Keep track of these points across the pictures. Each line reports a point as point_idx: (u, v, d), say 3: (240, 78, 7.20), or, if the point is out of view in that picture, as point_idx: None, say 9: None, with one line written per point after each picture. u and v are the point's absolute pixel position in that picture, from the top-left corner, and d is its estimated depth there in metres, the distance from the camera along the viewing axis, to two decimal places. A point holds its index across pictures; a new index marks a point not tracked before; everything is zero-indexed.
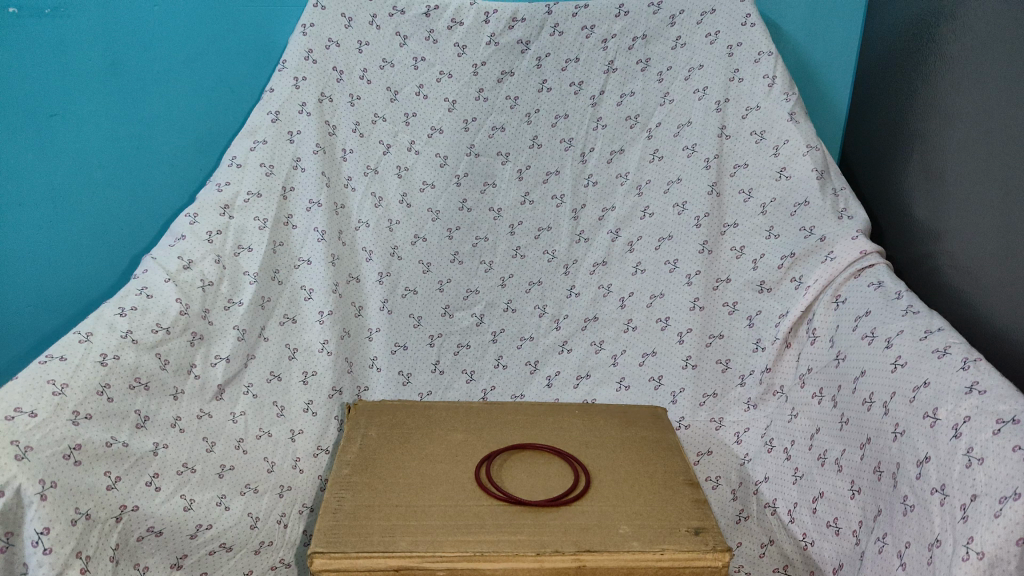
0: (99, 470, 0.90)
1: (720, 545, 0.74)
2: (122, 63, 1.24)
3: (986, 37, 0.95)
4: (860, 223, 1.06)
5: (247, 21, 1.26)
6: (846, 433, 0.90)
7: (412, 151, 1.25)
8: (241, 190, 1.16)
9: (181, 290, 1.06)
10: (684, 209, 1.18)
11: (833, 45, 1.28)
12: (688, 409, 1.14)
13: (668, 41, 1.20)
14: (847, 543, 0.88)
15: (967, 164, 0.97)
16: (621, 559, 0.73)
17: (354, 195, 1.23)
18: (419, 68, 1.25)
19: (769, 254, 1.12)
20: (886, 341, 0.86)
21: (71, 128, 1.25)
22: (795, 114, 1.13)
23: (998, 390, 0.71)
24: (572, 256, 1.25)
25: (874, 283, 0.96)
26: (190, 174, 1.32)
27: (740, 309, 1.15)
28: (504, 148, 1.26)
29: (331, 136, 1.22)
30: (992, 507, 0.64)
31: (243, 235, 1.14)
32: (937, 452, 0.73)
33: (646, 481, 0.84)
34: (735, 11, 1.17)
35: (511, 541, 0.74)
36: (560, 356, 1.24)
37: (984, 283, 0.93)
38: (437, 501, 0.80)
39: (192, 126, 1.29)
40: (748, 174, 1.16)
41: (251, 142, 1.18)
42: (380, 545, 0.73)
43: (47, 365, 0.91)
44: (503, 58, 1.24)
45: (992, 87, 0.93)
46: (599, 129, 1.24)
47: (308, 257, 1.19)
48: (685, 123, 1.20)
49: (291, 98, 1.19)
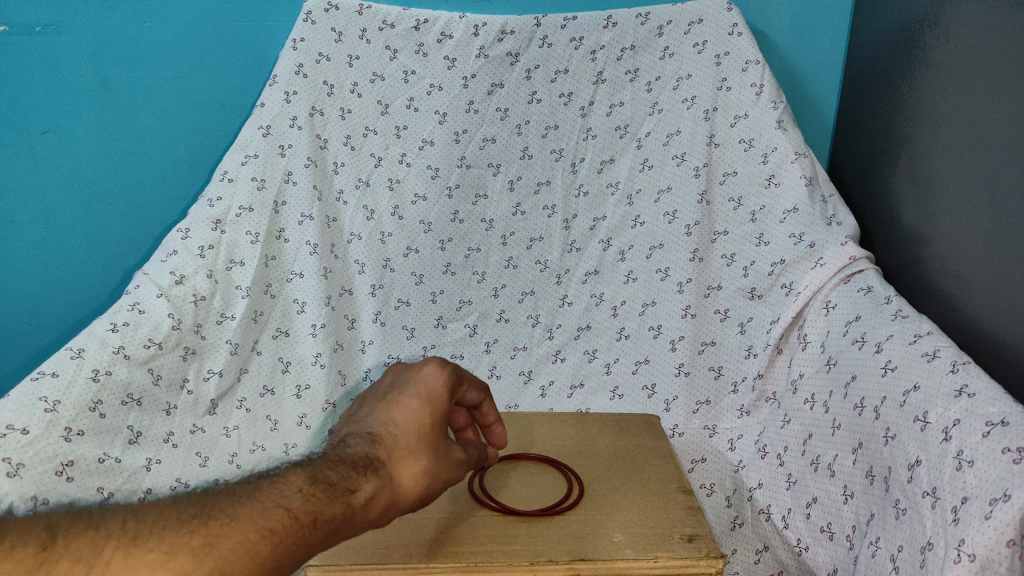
0: (91, 485, 0.99)
1: (714, 551, 0.74)
2: (113, 79, 1.25)
3: (970, 43, 0.96)
4: (848, 229, 1.07)
5: (237, 37, 1.26)
6: (839, 438, 0.90)
7: (403, 163, 1.27)
8: (232, 204, 1.16)
9: (173, 304, 1.08)
10: (674, 218, 1.19)
11: (820, 53, 1.29)
12: (682, 417, 1.15)
13: (656, 51, 1.21)
14: (841, 548, 0.88)
15: (955, 169, 0.98)
16: (615, 567, 0.73)
17: (345, 208, 1.25)
18: (409, 81, 1.26)
19: (760, 261, 1.12)
20: (876, 346, 0.87)
21: (62, 144, 1.26)
22: (784, 122, 1.14)
23: (987, 393, 0.71)
24: (564, 266, 1.25)
25: (863, 288, 0.97)
26: (182, 190, 1.32)
27: (732, 316, 1.15)
28: (495, 159, 1.27)
29: (322, 149, 1.23)
30: (982, 509, 0.65)
31: (235, 250, 1.15)
32: (927, 455, 0.73)
33: (640, 490, 0.84)
34: (721, 21, 1.18)
35: (506, 551, 0.74)
36: (553, 366, 1.24)
37: (973, 288, 0.93)
38: (431, 512, 0.79)
39: (184, 141, 1.30)
40: (738, 182, 1.17)
41: (242, 157, 1.19)
42: (374, 557, 0.72)
43: (39, 382, 0.96)
44: (493, 70, 1.25)
45: (978, 92, 0.94)
46: (589, 139, 1.25)
47: (300, 270, 1.20)
48: (674, 132, 1.21)
49: (281, 112, 1.20)
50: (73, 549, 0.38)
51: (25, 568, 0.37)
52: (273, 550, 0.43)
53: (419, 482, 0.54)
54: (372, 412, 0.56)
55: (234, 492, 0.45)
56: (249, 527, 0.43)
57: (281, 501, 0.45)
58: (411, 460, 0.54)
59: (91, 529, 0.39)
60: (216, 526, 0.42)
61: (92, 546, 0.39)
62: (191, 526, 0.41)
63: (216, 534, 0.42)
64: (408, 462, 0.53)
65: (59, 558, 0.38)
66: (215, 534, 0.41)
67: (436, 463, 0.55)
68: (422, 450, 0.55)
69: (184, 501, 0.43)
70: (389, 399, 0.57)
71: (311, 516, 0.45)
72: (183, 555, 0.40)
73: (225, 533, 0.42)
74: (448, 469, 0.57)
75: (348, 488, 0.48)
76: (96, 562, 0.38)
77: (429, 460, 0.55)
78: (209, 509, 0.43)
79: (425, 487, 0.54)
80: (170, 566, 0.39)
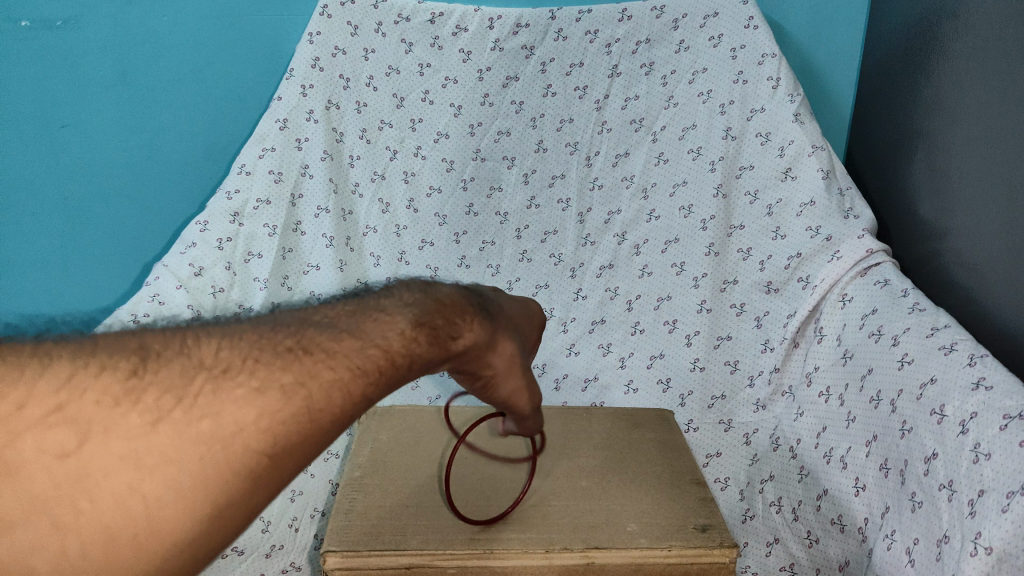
0: None
1: (727, 541, 0.74)
2: (131, 73, 1.25)
3: (988, 34, 0.94)
4: (866, 223, 1.04)
5: (254, 30, 1.26)
6: (852, 431, 0.90)
7: (419, 156, 1.28)
8: (250, 197, 1.19)
9: (192, 296, 1.13)
10: (690, 212, 1.19)
11: (837, 45, 1.29)
12: (696, 412, 1.12)
13: (671, 44, 1.22)
14: (853, 540, 0.86)
15: (972, 162, 0.97)
16: (629, 556, 0.73)
17: (361, 202, 1.27)
18: (424, 74, 1.26)
19: (777, 254, 1.11)
20: (892, 339, 0.87)
21: (81, 138, 1.27)
22: (801, 115, 1.12)
23: (1005, 385, 0.71)
24: (579, 260, 1.26)
25: (880, 281, 0.96)
26: (200, 183, 1.34)
27: (747, 310, 1.13)
28: (510, 153, 1.28)
29: (338, 142, 1.25)
30: (999, 502, 0.64)
31: (253, 242, 1.19)
32: (944, 448, 0.73)
33: (654, 480, 0.84)
34: (737, 14, 1.17)
35: (522, 539, 0.74)
36: (567, 359, 1.24)
37: (991, 282, 0.92)
38: (449, 500, 0.80)
39: (201, 135, 1.32)
40: (754, 176, 1.15)
41: (259, 150, 1.20)
42: (391, 544, 0.73)
43: None
44: (508, 64, 1.26)
45: (995, 85, 0.93)
46: (604, 133, 1.26)
47: (316, 263, 1.22)
48: (690, 126, 1.21)
49: (298, 105, 1.22)
50: (158, 380, 0.38)
51: (109, 398, 0.37)
52: (363, 388, 0.43)
53: (506, 361, 0.56)
54: (482, 289, 0.59)
55: (335, 326, 0.45)
56: (348, 366, 0.43)
57: (385, 338, 0.45)
58: (509, 340, 0.56)
59: (183, 358, 0.40)
60: (310, 363, 0.42)
61: (180, 377, 0.39)
62: (287, 362, 0.42)
63: (310, 373, 0.42)
64: (507, 339, 0.55)
65: (146, 387, 0.38)
66: (308, 373, 0.42)
67: (520, 357, 0.57)
68: (519, 336, 0.57)
69: (275, 334, 0.43)
70: (500, 293, 0.61)
71: (409, 358, 0.46)
72: (274, 394, 0.40)
73: (321, 371, 0.42)
74: (528, 371, 0.59)
75: (451, 335, 0.49)
76: (184, 394, 0.38)
77: (520, 347, 0.57)
78: (304, 343, 0.43)
79: (507, 365, 0.56)
80: (255, 404, 0.39)
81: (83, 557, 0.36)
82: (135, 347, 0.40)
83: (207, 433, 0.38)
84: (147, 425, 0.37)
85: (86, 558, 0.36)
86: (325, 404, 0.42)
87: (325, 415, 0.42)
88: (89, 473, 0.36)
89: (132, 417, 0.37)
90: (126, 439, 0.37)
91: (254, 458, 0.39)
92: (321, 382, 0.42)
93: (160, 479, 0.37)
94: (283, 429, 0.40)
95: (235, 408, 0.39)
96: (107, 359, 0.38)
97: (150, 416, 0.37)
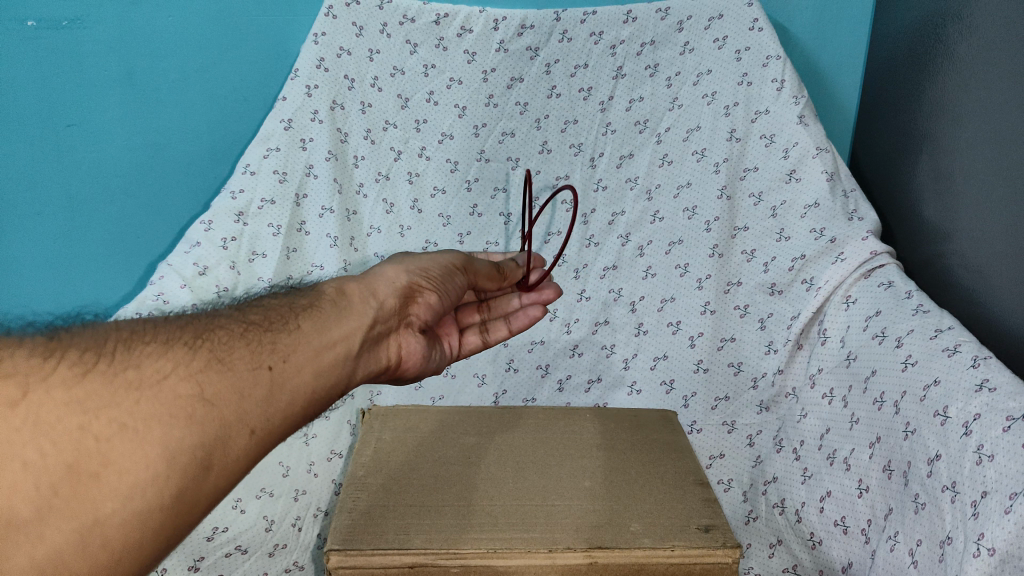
0: None
1: (731, 542, 0.74)
2: (136, 72, 1.26)
3: (992, 36, 0.94)
4: (871, 224, 1.05)
5: (259, 29, 1.27)
6: (856, 433, 0.89)
7: (422, 157, 1.29)
8: (254, 196, 1.20)
9: (195, 294, 1.13)
10: (694, 214, 1.19)
11: (842, 46, 1.29)
12: (700, 413, 1.12)
13: (676, 46, 1.22)
14: (856, 542, 0.86)
15: (977, 163, 0.97)
16: (632, 556, 0.73)
17: (365, 202, 1.27)
18: (429, 74, 1.27)
19: (781, 256, 1.11)
20: (896, 340, 0.87)
21: (86, 139, 1.28)
22: (806, 117, 1.12)
23: (1009, 387, 0.70)
24: (582, 261, 1.26)
25: (885, 283, 0.95)
26: (205, 183, 1.36)
27: (751, 312, 1.13)
28: (514, 154, 1.29)
29: (342, 143, 1.25)
30: (1002, 503, 0.64)
31: (257, 242, 1.19)
32: (948, 450, 0.73)
33: (657, 482, 0.84)
34: (741, 16, 1.17)
35: (524, 539, 0.74)
36: (571, 360, 1.24)
37: (995, 283, 0.92)
38: (451, 500, 0.80)
39: (206, 135, 1.32)
40: (758, 177, 1.15)
41: (264, 150, 1.21)
42: (394, 543, 0.73)
43: None
44: (512, 65, 1.26)
45: (999, 86, 0.93)
46: (608, 134, 1.26)
47: (319, 262, 1.22)
48: (694, 127, 1.21)
49: (302, 106, 1.22)
50: (74, 345, 0.49)
51: (39, 359, 0.46)
52: (257, 333, 0.57)
53: (391, 275, 0.70)
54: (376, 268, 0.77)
55: (223, 312, 0.59)
56: (236, 324, 0.57)
57: (269, 306, 0.61)
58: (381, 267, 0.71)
59: (91, 331, 0.50)
60: (205, 328, 0.55)
61: (94, 340, 0.50)
62: (184, 331, 0.54)
63: (206, 333, 0.55)
64: (381, 269, 0.71)
65: (69, 347, 0.48)
66: (204, 332, 0.55)
67: (399, 266, 0.72)
68: (389, 262, 0.73)
69: (173, 322, 0.55)
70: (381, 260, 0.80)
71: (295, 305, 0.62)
72: (179, 347, 0.52)
73: (215, 329, 0.55)
74: (423, 269, 0.73)
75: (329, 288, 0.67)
76: (103, 352, 0.49)
77: (394, 265, 0.72)
78: (195, 321, 0.56)
79: (404, 279, 0.70)
80: (166, 356, 0.50)
81: (58, 499, 0.42)
82: (49, 333, 0.49)
83: (134, 377, 0.48)
84: (78, 376, 0.47)
85: (59, 498, 0.43)
86: (225, 350, 0.54)
87: (237, 360, 0.53)
88: (40, 419, 0.44)
89: (63, 371, 0.46)
90: (64, 388, 0.46)
91: (186, 401, 0.48)
92: (218, 339, 0.54)
93: (109, 420, 0.45)
94: (202, 373, 0.51)
95: (154, 360, 0.50)
96: (24, 336, 0.48)
97: (78, 370, 0.47)
